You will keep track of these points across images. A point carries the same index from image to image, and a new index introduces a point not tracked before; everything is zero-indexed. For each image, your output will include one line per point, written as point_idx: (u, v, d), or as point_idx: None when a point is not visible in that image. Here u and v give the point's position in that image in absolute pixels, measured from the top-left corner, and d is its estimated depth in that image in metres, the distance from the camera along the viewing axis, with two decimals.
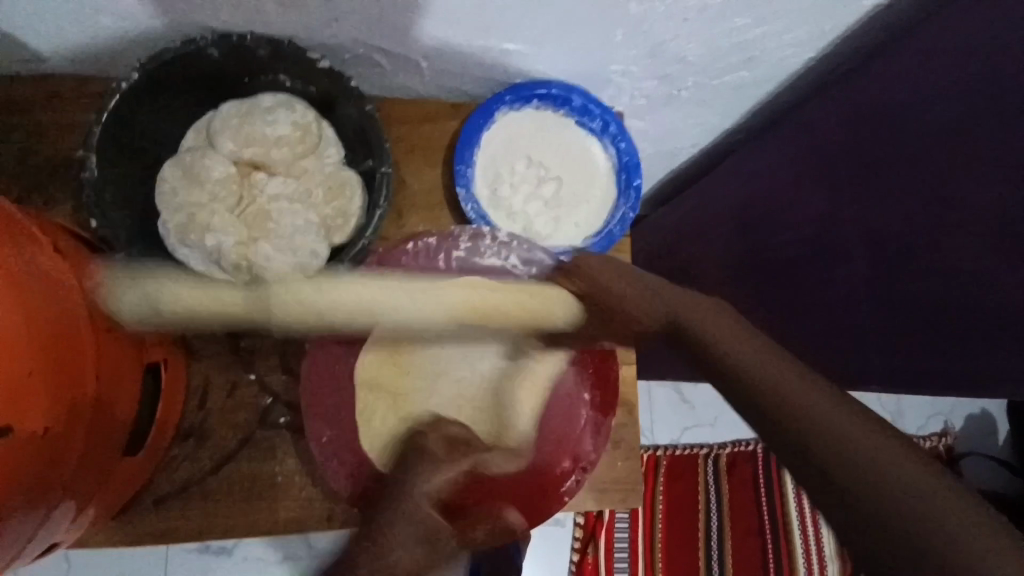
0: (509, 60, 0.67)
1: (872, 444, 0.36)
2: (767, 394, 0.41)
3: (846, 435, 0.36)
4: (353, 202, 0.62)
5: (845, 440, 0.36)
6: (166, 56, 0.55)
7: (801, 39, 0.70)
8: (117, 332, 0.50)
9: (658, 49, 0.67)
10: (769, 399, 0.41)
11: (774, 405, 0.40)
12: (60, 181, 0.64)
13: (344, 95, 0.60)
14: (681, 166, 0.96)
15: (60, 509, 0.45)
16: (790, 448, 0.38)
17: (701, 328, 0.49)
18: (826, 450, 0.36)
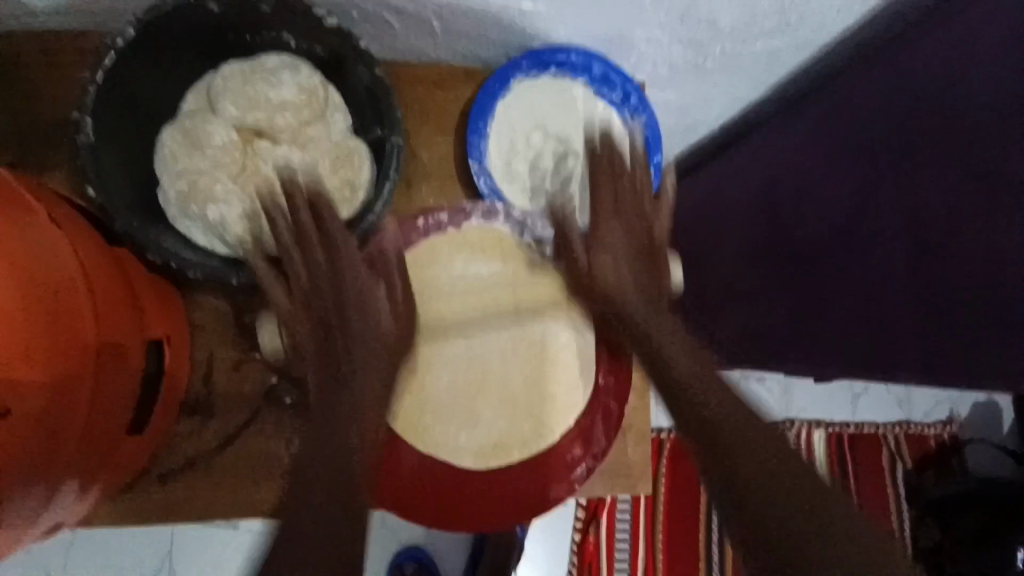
0: (529, 23, 0.63)
1: (793, 484, 0.45)
2: (724, 452, 0.47)
3: (769, 460, 0.47)
4: (361, 173, 0.59)
5: (766, 463, 0.46)
6: (163, 10, 0.52)
7: (842, 6, 0.65)
8: (115, 306, 0.48)
9: (688, 12, 0.63)
10: (716, 444, 0.48)
11: (727, 464, 0.47)
12: (54, 146, 0.61)
13: (352, 57, 0.56)
14: (700, 140, 0.92)
15: (62, 487, 0.44)
16: (724, 475, 0.47)
17: (708, 422, 0.49)
18: (749, 472, 0.46)
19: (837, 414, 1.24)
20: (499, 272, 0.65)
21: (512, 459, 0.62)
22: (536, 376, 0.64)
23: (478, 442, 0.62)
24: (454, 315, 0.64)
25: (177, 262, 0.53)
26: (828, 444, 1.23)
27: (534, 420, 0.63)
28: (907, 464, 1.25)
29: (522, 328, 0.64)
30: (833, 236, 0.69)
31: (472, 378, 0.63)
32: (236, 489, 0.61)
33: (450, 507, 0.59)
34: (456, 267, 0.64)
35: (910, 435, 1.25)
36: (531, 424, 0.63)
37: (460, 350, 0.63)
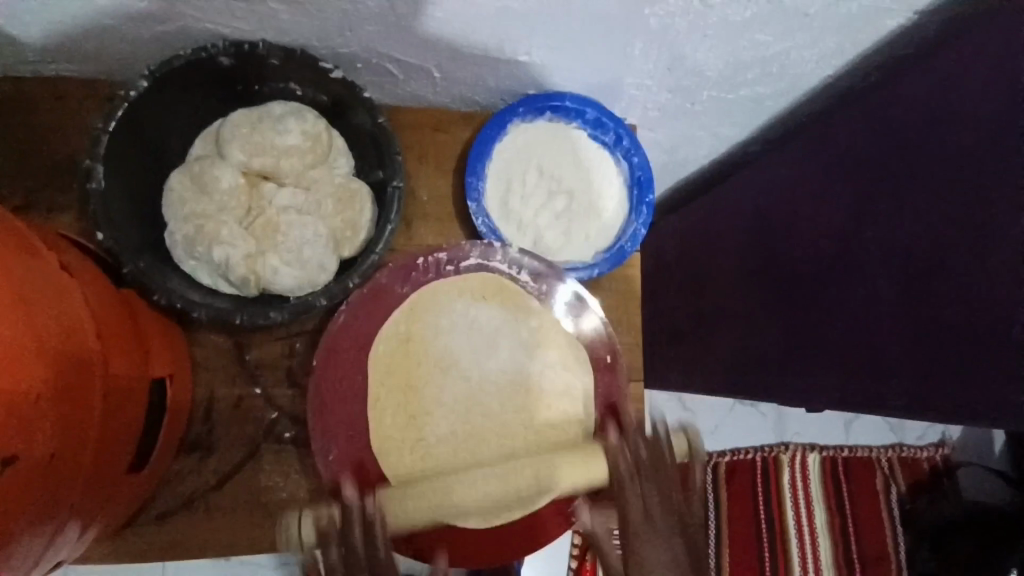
0: (524, 71, 0.66)
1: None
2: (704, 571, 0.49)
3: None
4: (363, 215, 0.61)
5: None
6: (175, 63, 0.54)
7: (820, 56, 0.69)
8: (122, 347, 0.49)
9: (675, 63, 0.67)
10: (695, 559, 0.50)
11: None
12: (64, 187, 0.63)
13: (356, 105, 0.59)
14: (690, 176, 0.95)
15: (64, 529, 0.44)
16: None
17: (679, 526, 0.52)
18: None
19: (830, 439, 1.26)
20: (500, 315, 0.64)
21: (516, 515, 0.59)
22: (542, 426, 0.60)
23: None
24: (455, 357, 0.62)
25: (182, 302, 0.54)
26: (823, 468, 1.24)
27: None
28: (901, 489, 1.26)
29: (523, 376, 0.62)
30: (818, 271, 0.72)
31: (471, 426, 0.60)
32: (236, 527, 0.61)
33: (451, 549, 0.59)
34: (455, 306, 0.63)
35: (902, 458, 1.27)
36: None
37: (460, 400, 0.61)
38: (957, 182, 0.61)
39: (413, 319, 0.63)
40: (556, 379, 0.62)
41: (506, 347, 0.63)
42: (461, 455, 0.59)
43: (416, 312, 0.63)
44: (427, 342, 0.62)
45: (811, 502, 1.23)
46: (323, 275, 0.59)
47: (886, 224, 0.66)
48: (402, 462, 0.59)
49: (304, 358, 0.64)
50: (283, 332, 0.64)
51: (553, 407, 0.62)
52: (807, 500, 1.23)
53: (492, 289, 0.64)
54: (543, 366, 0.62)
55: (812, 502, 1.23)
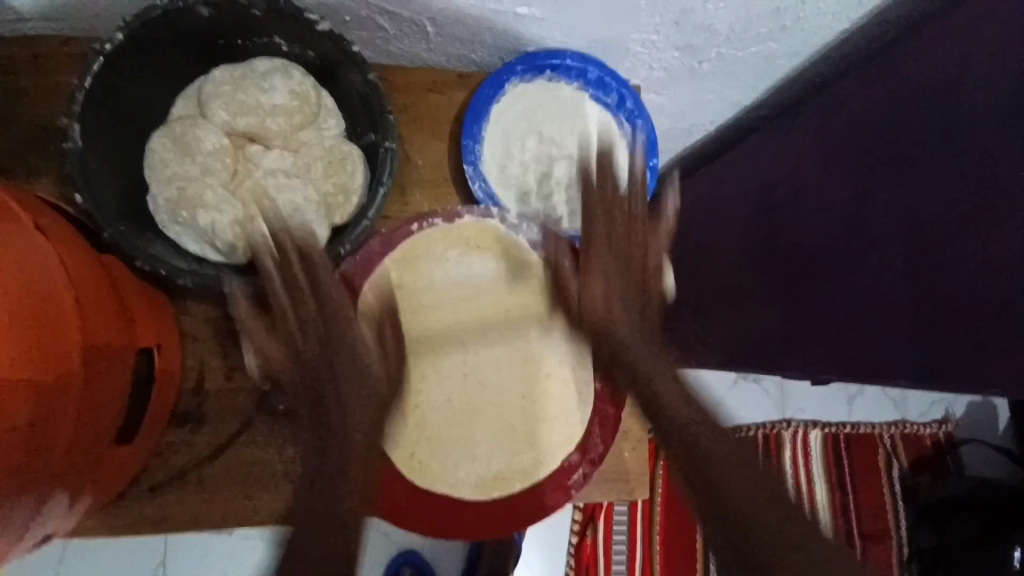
0: (523, 26, 0.62)
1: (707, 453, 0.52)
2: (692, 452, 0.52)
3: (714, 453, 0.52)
4: (354, 178, 0.59)
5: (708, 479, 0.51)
6: (151, 14, 0.51)
7: (836, 9, 0.65)
8: (104, 314, 0.47)
9: (683, 17, 0.63)
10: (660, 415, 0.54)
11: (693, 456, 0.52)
12: (43, 151, 0.60)
13: (344, 61, 0.56)
14: (695, 144, 0.92)
15: (51, 499, 0.43)
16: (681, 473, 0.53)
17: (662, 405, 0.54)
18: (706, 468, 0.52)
19: (832, 415, 1.24)
20: (494, 269, 0.62)
21: (514, 489, 0.59)
22: (534, 389, 0.61)
23: (478, 469, 0.59)
24: (451, 318, 0.61)
25: (166, 269, 0.52)
26: (824, 444, 1.23)
27: (528, 435, 0.60)
28: (903, 464, 1.25)
29: (522, 346, 0.62)
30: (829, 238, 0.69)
31: (469, 391, 0.61)
32: (232, 499, 0.60)
33: (446, 522, 0.57)
34: (444, 265, 0.61)
35: (905, 435, 1.26)
36: (527, 441, 0.60)
37: (453, 371, 0.61)
38: (976, 146, 0.59)
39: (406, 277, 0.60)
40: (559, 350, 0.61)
41: (508, 314, 0.61)
42: (460, 421, 0.60)
43: (409, 275, 0.61)
44: (421, 304, 0.61)
45: (812, 478, 1.23)
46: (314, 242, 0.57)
47: (903, 188, 0.63)
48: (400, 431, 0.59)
49: None
50: None
51: (552, 378, 0.61)
52: (808, 476, 1.23)
53: (488, 237, 0.61)
54: (541, 337, 0.62)
55: (812, 478, 1.23)
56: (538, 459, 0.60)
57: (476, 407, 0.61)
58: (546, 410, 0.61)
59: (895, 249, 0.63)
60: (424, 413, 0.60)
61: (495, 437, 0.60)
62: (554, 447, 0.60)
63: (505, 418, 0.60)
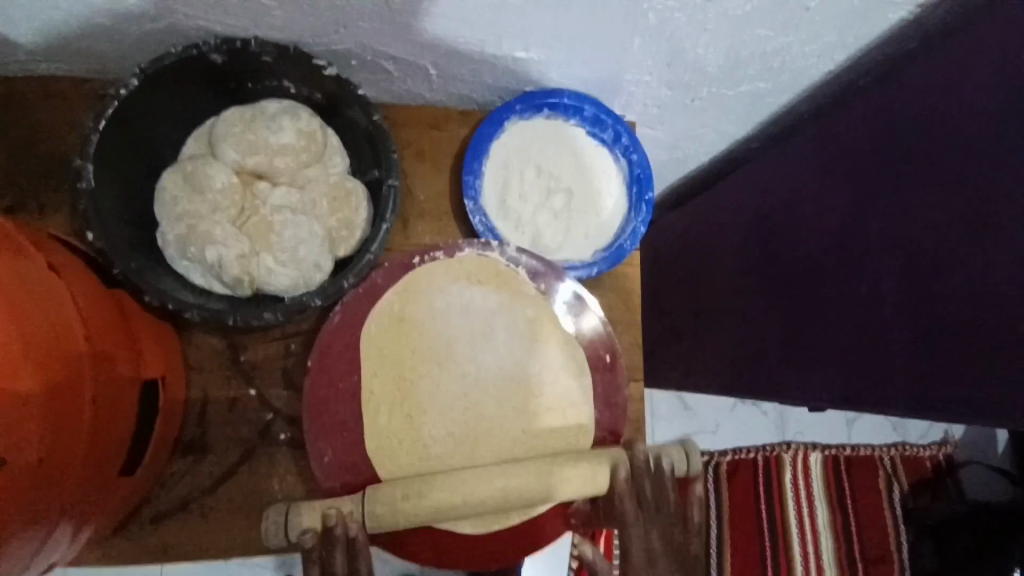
0: (522, 68, 0.65)
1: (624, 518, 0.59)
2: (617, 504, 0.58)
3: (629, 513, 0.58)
4: (358, 213, 0.60)
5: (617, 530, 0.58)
6: (166, 61, 0.53)
7: (821, 51, 0.68)
8: (113, 347, 0.48)
9: (675, 58, 0.66)
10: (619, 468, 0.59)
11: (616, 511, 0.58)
12: (57, 187, 0.62)
13: (350, 102, 0.58)
14: (690, 174, 0.94)
15: (57, 531, 0.44)
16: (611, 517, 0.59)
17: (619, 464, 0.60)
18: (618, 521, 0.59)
19: (830, 437, 1.25)
20: (494, 300, 0.62)
21: (513, 523, 0.59)
22: (538, 422, 0.60)
23: (479, 502, 0.59)
24: (452, 348, 0.60)
25: (174, 303, 0.53)
26: (825, 467, 1.23)
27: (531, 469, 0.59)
28: (903, 486, 1.25)
29: (522, 374, 0.61)
30: (820, 267, 0.71)
31: (470, 424, 0.59)
32: (234, 529, 0.61)
33: (446, 548, 0.59)
34: (444, 296, 0.61)
35: (905, 457, 1.26)
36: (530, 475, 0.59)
37: (453, 401, 0.59)
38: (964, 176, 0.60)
39: (405, 308, 0.60)
40: (558, 381, 0.62)
41: (508, 343, 0.61)
42: (459, 454, 0.58)
43: (409, 307, 0.61)
44: (421, 336, 0.60)
45: (813, 501, 1.22)
46: (318, 275, 0.58)
47: (891, 220, 0.65)
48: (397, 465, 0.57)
49: (299, 357, 0.63)
50: (278, 333, 0.63)
51: (552, 409, 0.61)
52: (809, 499, 1.22)
53: (487, 269, 0.63)
54: (541, 365, 0.61)
55: (813, 500, 1.22)
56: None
57: (477, 441, 0.59)
58: (548, 442, 0.60)
59: (884, 279, 0.65)
60: (422, 447, 0.58)
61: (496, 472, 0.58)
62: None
63: (507, 451, 0.59)
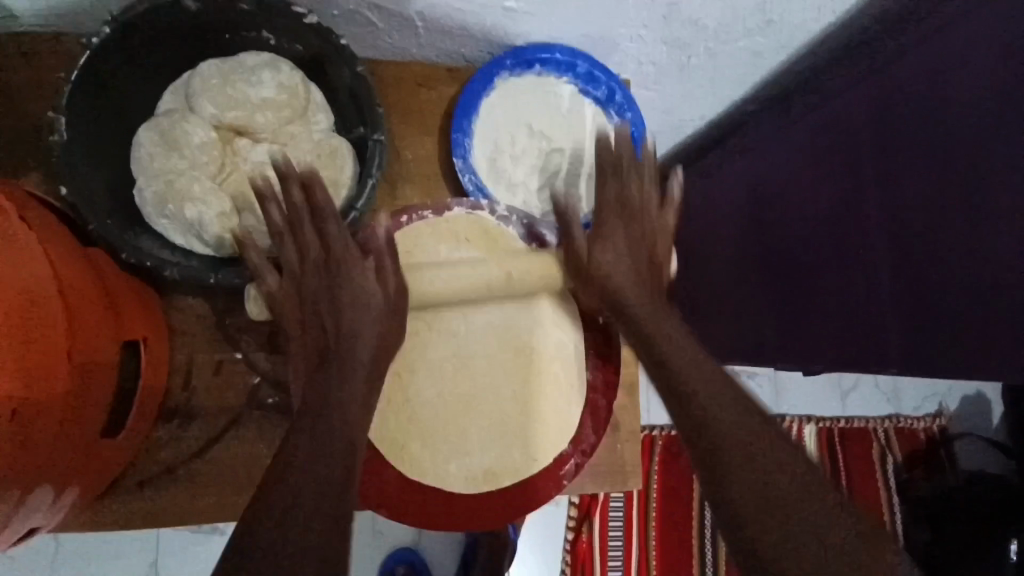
0: (512, 21, 0.63)
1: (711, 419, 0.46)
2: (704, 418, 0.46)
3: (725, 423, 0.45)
4: (344, 171, 0.58)
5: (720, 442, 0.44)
6: (139, 8, 0.51)
7: (821, 4, 0.66)
8: (90, 307, 0.47)
9: (671, 11, 0.63)
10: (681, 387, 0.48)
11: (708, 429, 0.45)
12: (32, 146, 0.60)
13: (334, 55, 0.56)
14: (686, 139, 0.92)
15: (36, 492, 0.43)
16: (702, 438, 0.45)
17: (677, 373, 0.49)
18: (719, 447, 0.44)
19: (826, 409, 1.25)
20: (483, 261, 0.61)
21: (506, 484, 0.59)
22: (528, 381, 0.60)
23: (471, 464, 0.59)
24: (442, 311, 0.60)
25: (152, 261, 0.52)
26: (818, 440, 1.23)
27: (520, 427, 0.60)
28: (897, 458, 1.25)
29: (512, 333, 0.61)
30: (818, 229, 0.69)
31: (460, 385, 0.60)
32: (223, 494, 0.60)
33: (442, 515, 0.58)
34: (431, 258, 0.60)
35: (899, 429, 1.26)
36: (518, 432, 0.60)
37: (442, 361, 0.60)
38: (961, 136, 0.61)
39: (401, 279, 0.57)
40: (550, 341, 0.61)
41: (500, 302, 0.60)
42: (450, 414, 0.59)
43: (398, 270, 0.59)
44: None
45: None
46: None
47: None
48: (387, 428, 0.58)
49: None
50: None
51: (542, 371, 0.61)
52: None
53: (475, 228, 0.62)
54: (532, 325, 0.61)
55: None
56: (531, 452, 0.60)
57: (467, 402, 0.60)
58: (538, 400, 0.60)
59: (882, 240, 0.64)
60: (413, 408, 0.59)
61: (486, 432, 0.60)
62: (546, 441, 0.60)
63: (496, 410, 0.60)
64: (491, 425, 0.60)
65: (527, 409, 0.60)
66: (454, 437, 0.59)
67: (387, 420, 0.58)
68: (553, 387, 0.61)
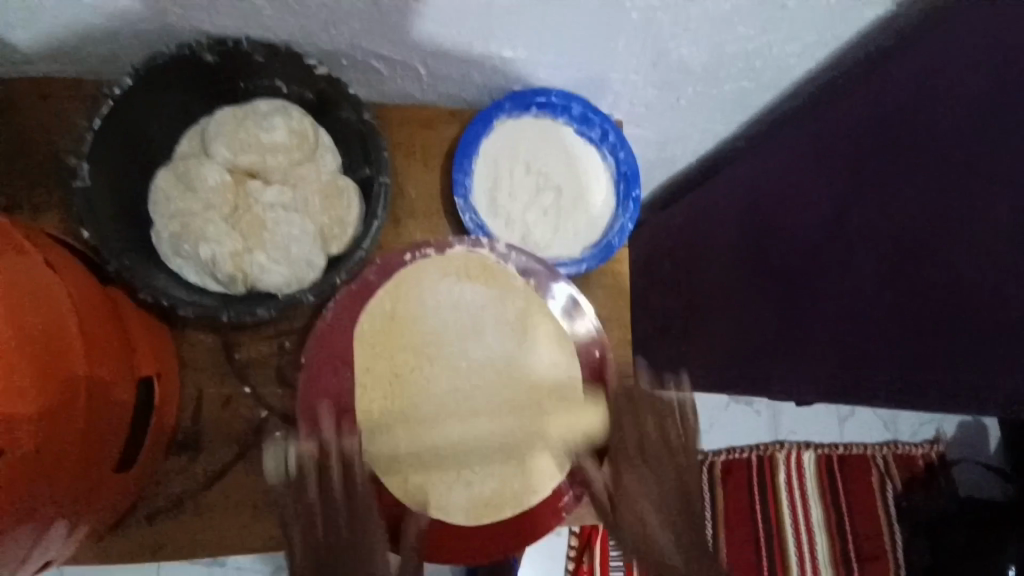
0: (510, 67, 0.66)
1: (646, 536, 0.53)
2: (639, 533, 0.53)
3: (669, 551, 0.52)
4: (350, 211, 0.61)
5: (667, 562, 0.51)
6: (160, 61, 0.54)
7: (801, 49, 0.70)
8: (109, 346, 0.49)
9: (660, 57, 0.67)
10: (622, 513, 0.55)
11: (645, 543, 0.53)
12: (51, 186, 0.63)
13: (342, 102, 0.59)
14: (680, 173, 0.96)
15: (52, 527, 0.44)
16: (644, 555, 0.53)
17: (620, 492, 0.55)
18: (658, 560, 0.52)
19: (823, 435, 1.26)
20: (484, 296, 0.63)
21: (506, 514, 0.60)
22: (530, 414, 0.62)
23: (472, 494, 0.60)
24: (442, 344, 0.61)
25: (168, 300, 0.54)
26: (818, 465, 1.24)
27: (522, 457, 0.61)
28: (897, 485, 1.26)
29: (513, 366, 0.62)
30: (806, 263, 0.72)
31: (460, 417, 0.60)
32: (230, 526, 0.61)
33: (443, 546, 0.59)
34: (432, 293, 0.62)
35: (897, 455, 1.27)
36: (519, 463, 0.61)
37: (443, 393, 0.61)
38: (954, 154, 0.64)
39: (403, 325, 0.61)
40: (550, 376, 0.62)
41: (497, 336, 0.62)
42: (449, 446, 0.60)
43: (398, 305, 0.61)
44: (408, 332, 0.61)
45: (806, 499, 1.24)
46: (311, 272, 0.59)
47: None
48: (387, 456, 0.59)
49: (292, 354, 0.64)
50: (271, 330, 0.64)
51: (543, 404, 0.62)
52: (803, 497, 1.24)
53: (474, 263, 0.64)
54: (530, 359, 0.62)
55: (807, 498, 1.24)
56: (533, 485, 0.61)
57: (467, 436, 0.60)
58: (540, 433, 0.61)
59: None
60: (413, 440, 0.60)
61: (487, 463, 0.61)
62: (547, 475, 0.61)
63: (497, 442, 0.61)
64: (492, 457, 0.61)
65: (528, 440, 0.61)
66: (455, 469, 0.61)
67: (387, 450, 0.59)
68: (553, 419, 0.62)
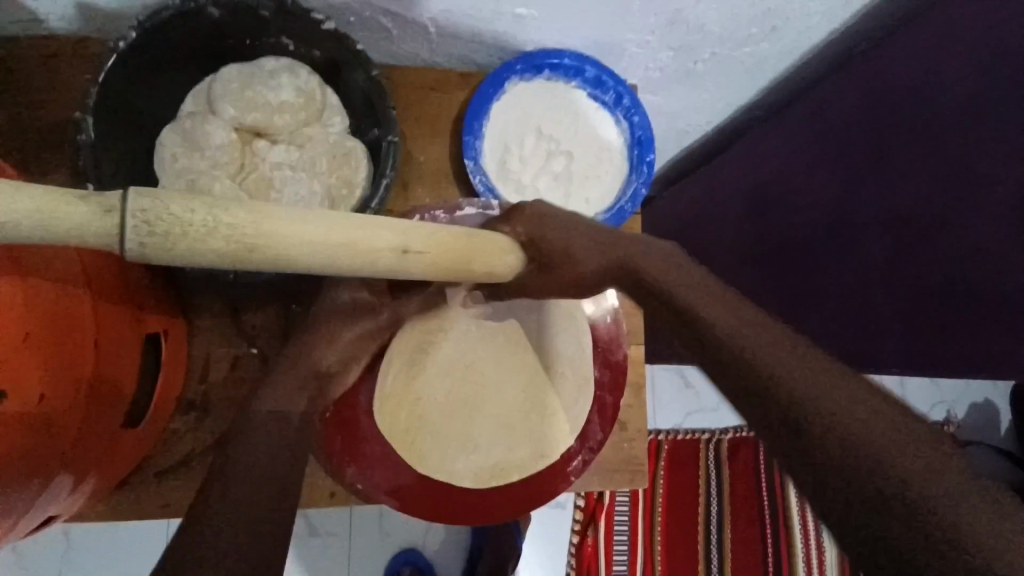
0: (521, 26, 0.64)
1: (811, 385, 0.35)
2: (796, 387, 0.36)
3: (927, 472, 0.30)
4: (358, 172, 0.60)
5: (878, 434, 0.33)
6: (164, 15, 0.53)
7: (824, 9, 0.67)
8: (116, 299, 0.48)
9: (676, 17, 0.65)
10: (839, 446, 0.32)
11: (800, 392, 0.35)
12: (59, 148, 0.62)
13: (348, 61, 0.58)
14: (692, 144, 0.93)
15: (58, 478, 0.43)
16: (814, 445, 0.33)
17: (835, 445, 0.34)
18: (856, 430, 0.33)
19: None
20: None
21: (513, 479, 0.60)
22: (538, 383, 0.62)
23: (478, 458, 0.60)
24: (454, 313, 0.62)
25: None
26: None
27: (529, 424, 0.62)
28: None
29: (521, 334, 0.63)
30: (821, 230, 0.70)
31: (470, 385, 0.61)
32: None
33: (443, 507, 0.59)
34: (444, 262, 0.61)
35: None
36: (524, 428, 0.61)
37: (455, 365, 0.61)
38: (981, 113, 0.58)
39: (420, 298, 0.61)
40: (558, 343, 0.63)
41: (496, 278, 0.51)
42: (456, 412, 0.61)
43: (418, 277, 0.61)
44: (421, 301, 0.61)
45: None
46: None
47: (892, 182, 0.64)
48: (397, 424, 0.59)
49: (299, 317, 0.64)
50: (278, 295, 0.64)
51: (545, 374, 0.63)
52: None
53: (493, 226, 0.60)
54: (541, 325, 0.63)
55: None
56: (540, 451, 0.61)
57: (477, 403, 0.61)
58: (544, 398, 0.62)
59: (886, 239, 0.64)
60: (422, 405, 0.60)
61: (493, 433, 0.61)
62: (552, 441, 0.61)
63: (502, 409, 0.61)
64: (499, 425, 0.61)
65: (532, 409, 0.62)
66: (462, 435, 0.60)
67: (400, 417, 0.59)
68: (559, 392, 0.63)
